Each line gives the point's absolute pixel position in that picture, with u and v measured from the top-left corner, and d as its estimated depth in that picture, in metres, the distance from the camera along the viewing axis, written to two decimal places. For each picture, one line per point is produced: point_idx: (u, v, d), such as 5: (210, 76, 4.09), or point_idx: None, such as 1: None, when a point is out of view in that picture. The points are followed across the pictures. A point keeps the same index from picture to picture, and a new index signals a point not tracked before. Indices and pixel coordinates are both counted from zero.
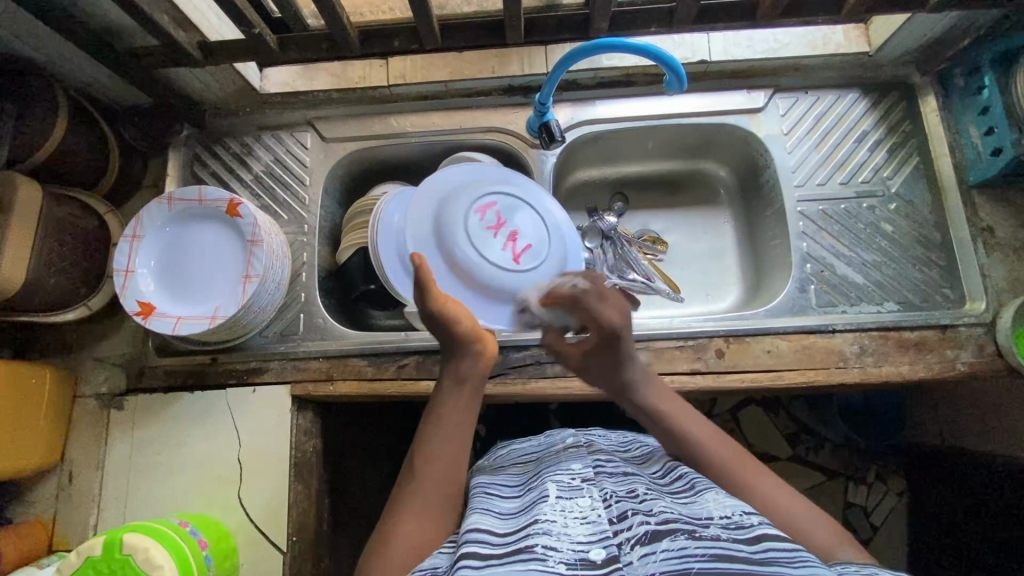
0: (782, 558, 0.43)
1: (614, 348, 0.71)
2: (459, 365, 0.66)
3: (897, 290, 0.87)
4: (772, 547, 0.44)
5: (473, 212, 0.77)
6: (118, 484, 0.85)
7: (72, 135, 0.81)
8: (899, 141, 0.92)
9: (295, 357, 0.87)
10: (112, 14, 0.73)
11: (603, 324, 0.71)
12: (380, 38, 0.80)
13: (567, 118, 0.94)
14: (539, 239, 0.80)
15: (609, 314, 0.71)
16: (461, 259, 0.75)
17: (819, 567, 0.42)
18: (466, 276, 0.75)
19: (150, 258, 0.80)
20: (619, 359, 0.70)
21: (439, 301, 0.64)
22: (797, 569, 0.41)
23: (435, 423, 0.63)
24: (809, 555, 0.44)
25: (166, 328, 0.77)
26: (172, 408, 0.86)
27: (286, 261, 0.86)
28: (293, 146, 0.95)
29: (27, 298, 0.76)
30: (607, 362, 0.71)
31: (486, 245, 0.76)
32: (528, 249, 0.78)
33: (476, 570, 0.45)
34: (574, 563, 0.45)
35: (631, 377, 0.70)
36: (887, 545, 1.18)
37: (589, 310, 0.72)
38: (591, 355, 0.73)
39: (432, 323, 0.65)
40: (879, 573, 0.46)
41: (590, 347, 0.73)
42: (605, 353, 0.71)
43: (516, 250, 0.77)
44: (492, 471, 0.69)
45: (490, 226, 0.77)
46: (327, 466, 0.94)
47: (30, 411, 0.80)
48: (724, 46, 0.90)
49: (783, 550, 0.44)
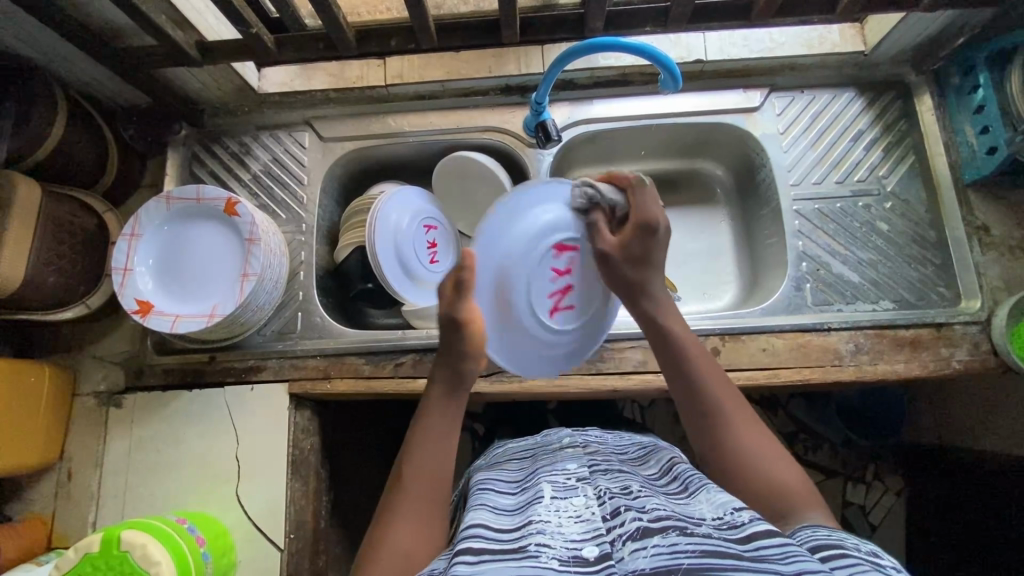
0: (772, 554, 0.43)
1: (650, 242, 0.68)
2: (444, 370, 0.66)
3: (892, 288, 0.87)
4: (763, 544, 0.44)
5: (547, 249, 0.70)
6: (117, 481, 0.85)
7: (70, 134, 0.81)
8: (895, 140, 0.92)
9: (293, 355, 0.88)
10: (109, 14, 0.74)
11: (651, 213, 0.68)
12: (377, 37, 0.80)
13: (564, 117, 0.94)
14: (589, 300, 0.74)
15: (656, 210, 0.69)
16: (506, 285, 0.69)
17: (807, 560, 0.42)
18: (500, 310, 0.70)
19: (149, 256, 0.81)
20: (649, 256, 0.68)
21: (468, 309, 0.66)
22: (786, 564, 0.41)
23: (421, 432, 0.63)
24: (797, 549, 0.44)
25: (164, 326, 0.78)
26: (171, 406, 0.86)
27: (284, 260, 0.86)
28: (292, 145, 0.96)
29: (27, 296, 0.77)
30: (641, 253, 0.68)
31: (537, 289, 0.71)
32: (570, 309, 0.74)
33: (470, 564, 0.46)
34: (567, 559, 0.45)
35: (651, 283, 0.69)
36: (886, 543, 1.18)
37: (645, 198, 0.69)
38: (628, 244, 0.68)
39: (452, 329, 0.66)
40: (848, 538, 0.47)
41: (632, 232, 0.68)
42: (643, 243, 0.68)
43: (560, 303, 0.73)
44: (488, 470, 0.69)
45: (553, 270, 0.71)
46: (326, 464, 0.94)
47: (30, 409, 0.81)
48: (720, 46, 0.91)
49: (772, 546, 0.44)
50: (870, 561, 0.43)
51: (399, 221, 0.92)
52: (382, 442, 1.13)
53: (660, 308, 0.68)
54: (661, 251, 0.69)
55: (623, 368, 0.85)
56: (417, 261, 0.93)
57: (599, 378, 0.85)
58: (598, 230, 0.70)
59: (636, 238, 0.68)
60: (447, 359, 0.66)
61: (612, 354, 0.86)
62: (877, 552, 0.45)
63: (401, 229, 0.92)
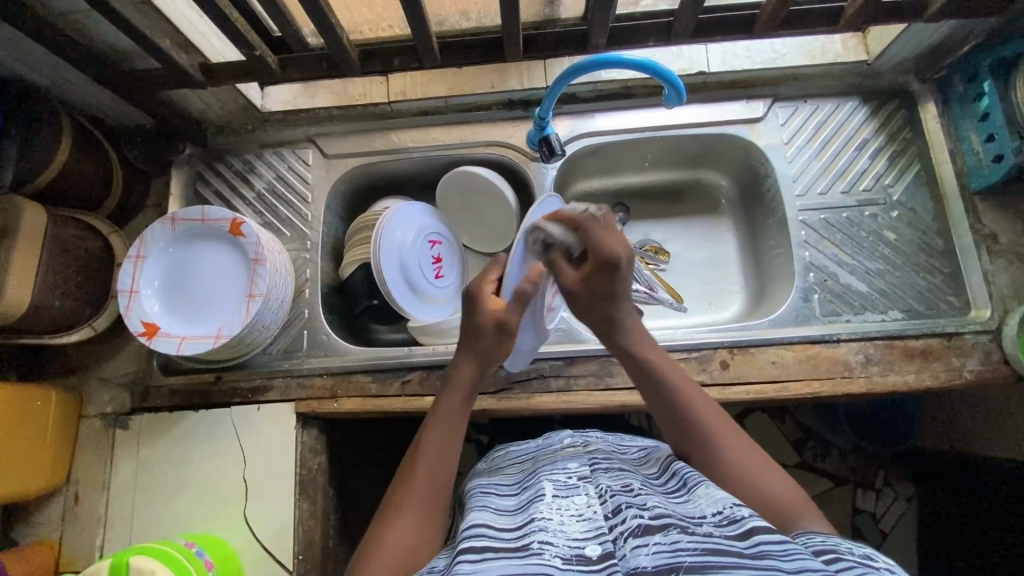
0: (773, 550, 0.42)
1: (610, 277, 0.66)
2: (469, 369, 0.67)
3: (901, 297, 0.87)
4: (763, 540, 0.44)
5: None
6: (123, 504, 0.85)
7: (73, 158, 0.81)
8: (900, 148, 0.92)
9: (300, 374, 0.87)
10: (112, 38, 0.74)
11: (607, 247, 0.66)
12: (380, 56, 0.80)
13: (567, 130, 0.94)
14: None
15: (612, 242, 0.67)
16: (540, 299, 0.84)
17: (809, 559, 0.41)
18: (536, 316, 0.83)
19: (153, 279, 0.81)
20: (612, 293, 0.67)
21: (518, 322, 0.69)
22: (788, 561, 0.41)
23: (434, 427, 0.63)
24: (798, 547, 0.43)
25: (170, 348, 0.77)
26: (176, 428, 0.86)
27: (290, 280, 0.86)
28: (295, 162, 0.96)
29: (33, 321, 0.77)
30: (602, 290, 0.67)
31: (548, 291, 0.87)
32: None
33: (473, 563, 0.45)
34: (570, 558, 0.45)
35: (620, 315, 0.67)
36: (898, 550, 1.17)
37: (592, 233, 0.68)
38: (586, 284, 0.68)
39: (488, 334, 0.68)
40: (840, 542, 0.47)
41: (588, 271, 0.67)
42: (602, 281, 0.67)
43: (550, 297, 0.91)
44: (487, 474, 0.69)
45: None
46: (333, 481, 0.93)
47: (36, 432, 0.80)
48: (722, 57, 0.91)
49: (773, 542, 0.43)
50: (862, 565, 0.42)
51: (402, 237, 0.91)
52: (388, 457, 1.13)
53: (631, 332, 0.68)
54: (626, 282, 0.67)
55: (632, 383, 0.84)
56: (421, 275, 0.93)
57: (607, 394, 0.84)
58: (559, 271, 0.70)
59: (592, 276, 0.67)
60: (476, 356, 0.67)
61: (620, 368, 0.85)
62: (869, 555, 0.44)
63: (405, 245, 0.91)
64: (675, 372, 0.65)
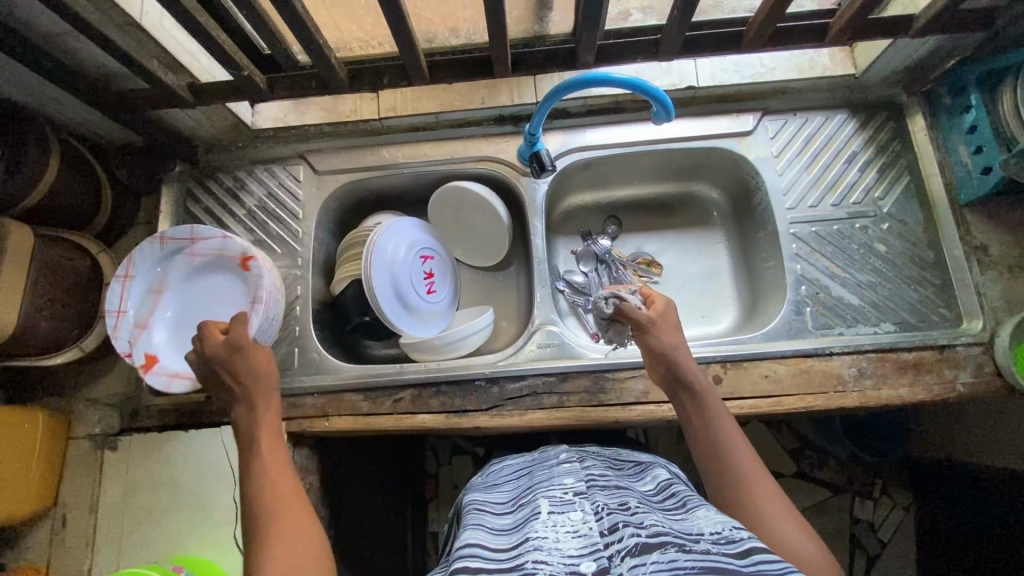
0: (772, 570, 0.42)
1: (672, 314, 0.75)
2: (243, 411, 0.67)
3: (894, 310, 0.87)
4: (761, 560, 0.43)
5: (417, 259, 0.94)
6: (111, 528, 0.84)
7: (60, 177, 0.81)
8: (889, 160, 0.92)
9: (290, 393, 0.86)
10: (100, 60, 0.74)
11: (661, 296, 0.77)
12: (369, 74, 0.81)
13: (558, 145, 0.95)
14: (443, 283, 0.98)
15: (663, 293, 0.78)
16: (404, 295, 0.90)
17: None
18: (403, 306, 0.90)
19: (138, 301, 0.80)
20: (676, 328, 0.73)
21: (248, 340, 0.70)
22: None
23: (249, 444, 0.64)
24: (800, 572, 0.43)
25: (161, 384, 0.77)
26: (164, 449, 0.85)
27: (280, 298, 0.84)
28: (286, 179, 0.95)
29: (19, 342, 0.76)
30: (670, 320, 0.73)
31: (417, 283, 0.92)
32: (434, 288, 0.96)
33: None
34: None
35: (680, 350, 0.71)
36: (896, 560, 1.16)
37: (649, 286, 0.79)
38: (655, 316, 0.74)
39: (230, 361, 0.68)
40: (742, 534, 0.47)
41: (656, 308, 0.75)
42: (667, 316, 0.74)
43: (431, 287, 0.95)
44: (485, 489, 0.69)
45: (427, 275, 0.95)
46: (325, 499, 0.92)
47: (21, 455, 0.79)
48: (711, 72, 0.92)
49: (773, 563, 0.43)
50: None
51: (393, 252, 0.90)
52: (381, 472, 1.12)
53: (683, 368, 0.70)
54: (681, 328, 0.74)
55: (625, 400, 0.84)
56: (413, 293, 0.91)
57: (602, 410, 0.84)
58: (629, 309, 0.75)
59: (661, 310, 0.74)
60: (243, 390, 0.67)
61: (614, 384, 0.85)
62: None
63: (397, 259, 0.90)
64: (718, 412, 0.65)
